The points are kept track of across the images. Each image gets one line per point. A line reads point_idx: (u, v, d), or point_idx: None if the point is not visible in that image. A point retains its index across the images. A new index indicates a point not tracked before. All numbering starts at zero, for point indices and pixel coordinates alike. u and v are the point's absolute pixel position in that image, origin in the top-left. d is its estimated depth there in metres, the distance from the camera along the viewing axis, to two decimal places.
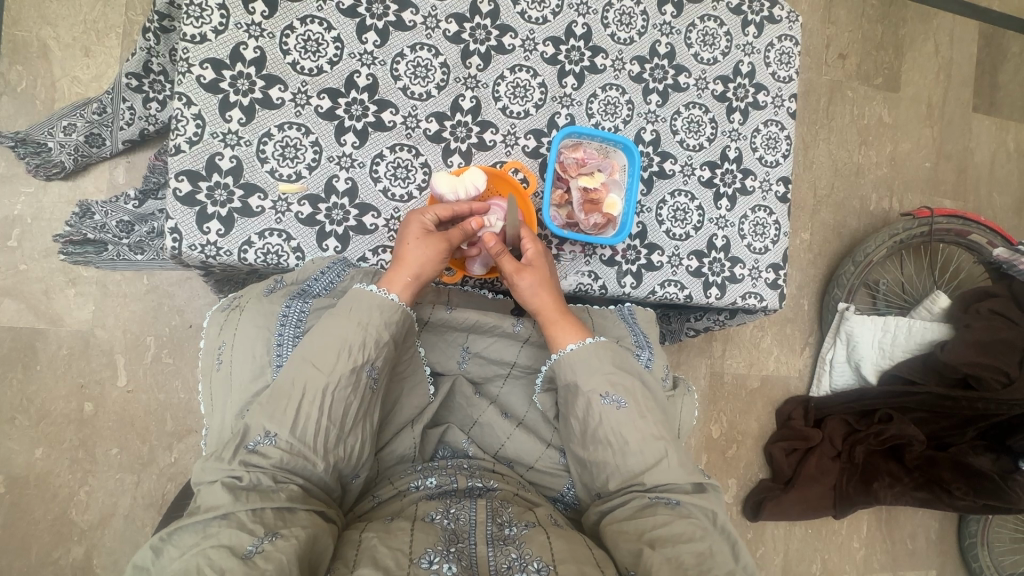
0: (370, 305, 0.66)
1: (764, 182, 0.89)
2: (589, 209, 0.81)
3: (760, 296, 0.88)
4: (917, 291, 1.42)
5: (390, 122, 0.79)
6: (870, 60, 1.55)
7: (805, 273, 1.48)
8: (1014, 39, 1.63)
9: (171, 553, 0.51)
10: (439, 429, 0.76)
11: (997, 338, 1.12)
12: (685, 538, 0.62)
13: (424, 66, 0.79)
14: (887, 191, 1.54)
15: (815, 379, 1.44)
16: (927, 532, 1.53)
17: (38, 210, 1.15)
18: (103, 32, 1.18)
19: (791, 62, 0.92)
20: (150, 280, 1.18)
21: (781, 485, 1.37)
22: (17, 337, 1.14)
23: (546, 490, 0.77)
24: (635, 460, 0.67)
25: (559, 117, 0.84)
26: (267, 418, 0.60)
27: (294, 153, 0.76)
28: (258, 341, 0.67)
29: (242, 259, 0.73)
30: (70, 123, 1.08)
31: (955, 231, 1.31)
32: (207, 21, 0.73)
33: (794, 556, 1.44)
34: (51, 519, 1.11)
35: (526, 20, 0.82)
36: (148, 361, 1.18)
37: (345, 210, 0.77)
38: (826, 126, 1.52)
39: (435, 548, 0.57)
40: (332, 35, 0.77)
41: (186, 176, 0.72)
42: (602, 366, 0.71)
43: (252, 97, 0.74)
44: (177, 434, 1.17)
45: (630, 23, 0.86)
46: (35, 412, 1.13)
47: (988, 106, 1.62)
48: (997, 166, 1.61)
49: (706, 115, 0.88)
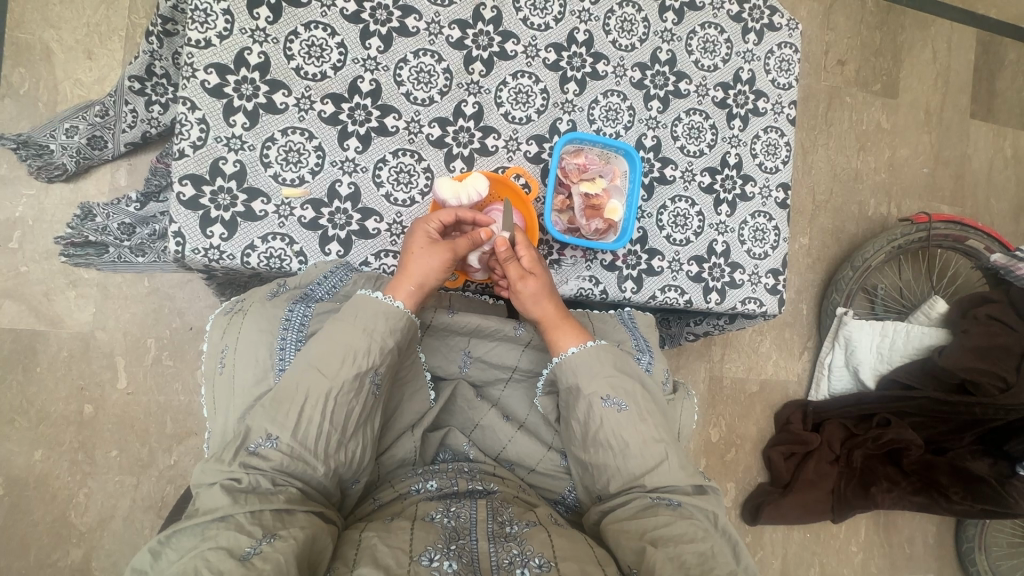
0: (375, 312, 0.66)
1: (764, 188, 0.90)
2: (590, 215, 0.82)
3: (760, 301, 0.88)
4: (915, 296, 1.42)
5: (393, 127, 0.79)
6: (869, 67, 1.56)
7: (804, 278, 1.49)
8: (1011, 46, 1.64)
9: (170, 556, 0.52)
10: (441, 432, 0.77)
11: (994, 344, 1.13)
12: (686, 538, 0.62)
13: (427, 72, 0.80)
14: (885, 196, 1.55)
15: (814, 383, 1.45)
16: (925, 537, 1.53)
17: (40, 212, 1.15)
18: (106, 35, 1.18)
19: (791, 70, 0.92)
20: (151, 282, 1.19)
21: (779, 489, 1.37)
22: (17, 339, 1.14)
23: (547, 493, 0.77)
24: (635, 462, 0.68)
25: (560, 123, 0.84)
26: (269, 421, 0.60)
27: (298, 157, 0.76)
28: (261, 344, 0.67)
29: (245, 263, 0.73)
30: (72, 125, 1.07)
31: (952, 236, 1.32)
32: (212, 26, 0.73)
33: (792, 560, 1.44)
34: (50, 521, 1.11)
35: (528, 27, 0.83)
36: (148, 363, 1.18)
37: (348, 214, 0.77)
38: (825, 132, 1.53)
39: (435, 546, 0.57)
40: (336, 40, 0.77)
41: (190, 180, 0.72)
42: (603, 369, 0.71)
43: (256, 102, 0.75)
44: (177, 436, 1.17)
45: (632, 30, 0.86)
46: (35, 414, 1.13)
47: (985, 113, 1.63)
48: (994, 172, 1.62)
49: (707, 122, 0.89)
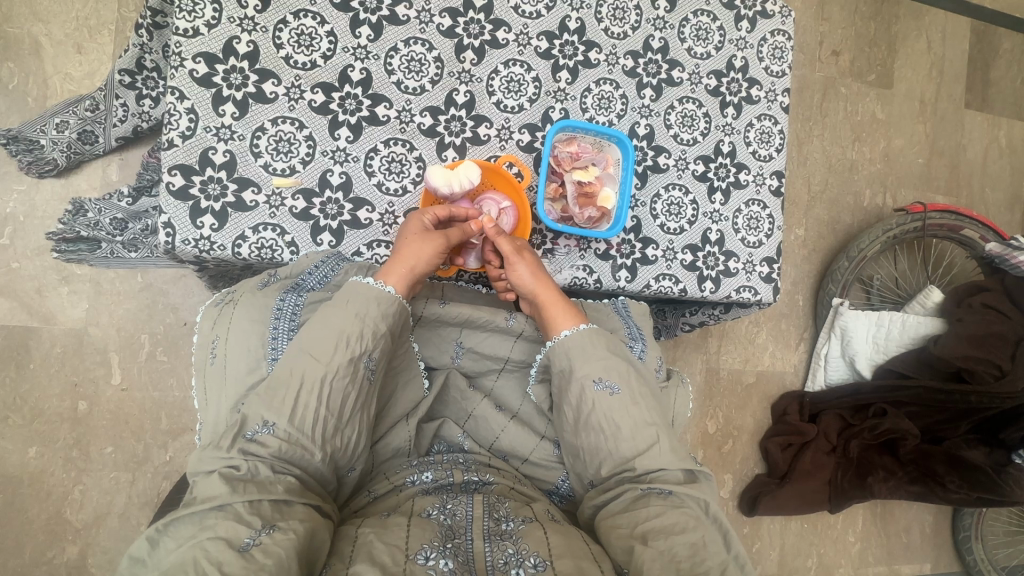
0: (366, 298, 0.66)
1: (758, 176, 0.90)
2: (584, 204, 0.81)
3: (754, 290, 0.88)
4: (911, 287, 1.42)
5: (385, 116, 0.79)
6: (864, 57, 1.56)
7: (800, 269, 1.49)
8: (1005, 36, 1.64)
9: (167, 545, 0.51)
10: (434, 424, 0.77)
11: (989, 333, 1.13)
12: (677, 529, 0.61)
13: (418, 61, 0.79)
14: (880, 187, 1.55)
15: (810, 374, 1.45)
16: (921, 526, 1.54)
17: (30, 208, 1.14)
18: (96, 29, 1.17)
19: (784, 57, 0.92)
20: (144, 278, 1.18)
21: (776, 480, 1.37)
22: (9, 335, 1.13)
23: (542, 484, 0.77)
24: (627, 446, 0.68)
25: (553, 112, 0.84)
26: (265, 408, 0.59)
27: (288, 147, 0.75)
28: (253, 334, 0.67)
29: (236, 254, 0.73)
30: (62, 120, 1.07)
31: (948, 226, 1.33)
32: (200, 15, 0.73)
33: (790, 550, 1.44)
34: (46, 518, 1.11)
35: (519, 14, 0.82)
36: (143, 359, 1.17)
37: (339, 205, 0.77)
38: (819, 123, 1.53)
39: (431, 544, 0.57)
40: (325, 29, 0.77)
41: (180, 171, 0.71)
42: (597, 352, 0.71)
43: (245, 91, 0.74)
44: (173, 432, 1.17)
45: (624, 18, 0.86)
46: (29, 411, 1.12)
47: (980, 103, 1.63)
48: (989, 162, 1.63)
49: (699, 110, 0.88)
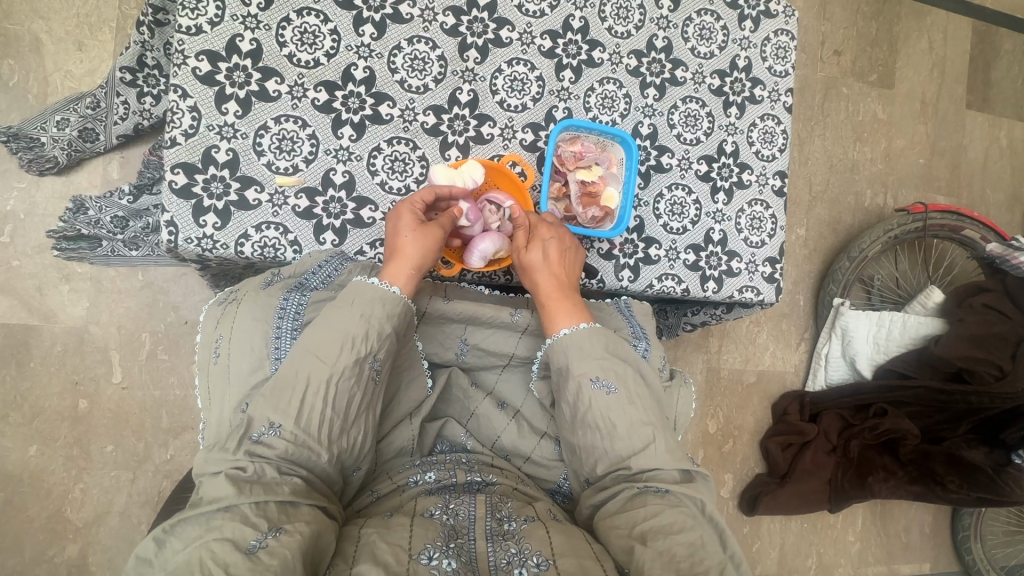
0: (371, 298, 0.65)
1: (761, 176, 0.90)
2: (587, 203, 0.82)
3: (757, 290, 0.88)
4: (912, 286, 1.43)
5: (388, 115, 0.78)
6: (865, 57, 1.56)
7: (800, 269, 1.49)
8: (1006, 36, 1.64)
9: (174, 545, 0.51)
10: (437, 423, 0.77)
11: (989, 333, 1.13)
12: (676, 528, 0.62)
13: (421, 59, 0.79)
14: (881, 187, 1.55)
15: (810, 374, 1.45)
16: (921, 525, 1.54)
17: (31, 206, 1.14)
18: (96, 26, 1.17)
19: (787, 57, 0.92)
20: (145, 276, 1.18)
21: (776, 480, 1.37)
22: (10, 333, 1.12)
23: (544, 482, 0.77)
24: (622, 445, 0.68)
25: (556, 111, 0.83)
26: (272, 409, 0.59)
27: (291, 145, 0.75)
28: (256, 333, 0.66)
29: (238, 253, 0.73)
30: (63, 117, 1.07)
31: (948, 226, 1.33)
32: (203, 12, 0.72)
33: (790, 549, 1.44)
34: (46, 517, 1.10)
35: (523, 13, 0.82)
36: (143, 357, 1.17)
37: (342, 203, 0.77)
38: (821, 123, 1.53)
39: (434, 544, 0.57)
40: (328, 27, 0.76)
41: (183, 169, 0.71)
42: (594, 351, 0.71)
43: (248, 89, 0.74)
44: (173, 431, 1.17)
45: (627, 17, 0.86)
46: (28, 409, 1.12)
47: (981, 103, 1.63)
48: (989, 163, 1.63)
49: (703, 109, 0.88)
